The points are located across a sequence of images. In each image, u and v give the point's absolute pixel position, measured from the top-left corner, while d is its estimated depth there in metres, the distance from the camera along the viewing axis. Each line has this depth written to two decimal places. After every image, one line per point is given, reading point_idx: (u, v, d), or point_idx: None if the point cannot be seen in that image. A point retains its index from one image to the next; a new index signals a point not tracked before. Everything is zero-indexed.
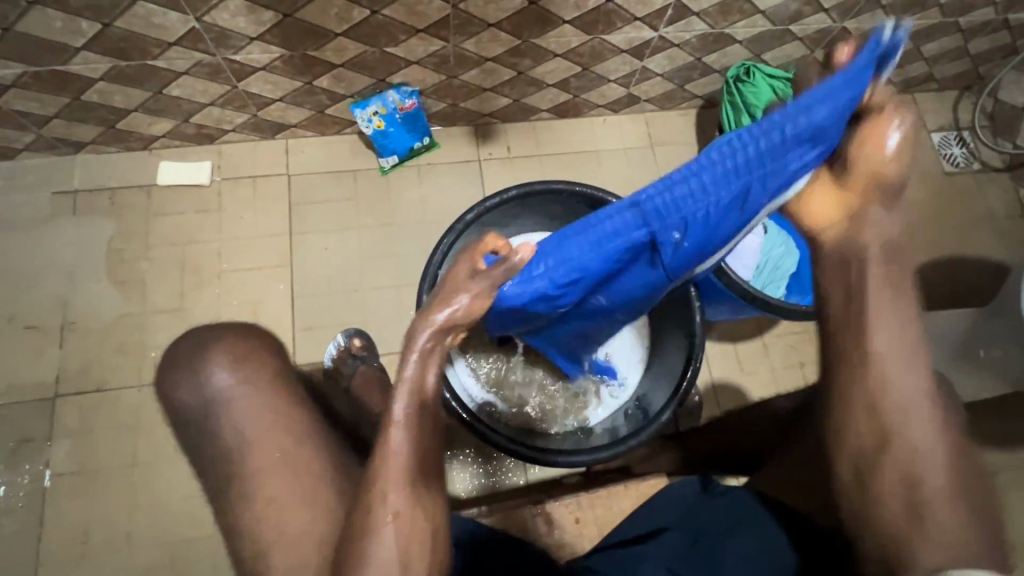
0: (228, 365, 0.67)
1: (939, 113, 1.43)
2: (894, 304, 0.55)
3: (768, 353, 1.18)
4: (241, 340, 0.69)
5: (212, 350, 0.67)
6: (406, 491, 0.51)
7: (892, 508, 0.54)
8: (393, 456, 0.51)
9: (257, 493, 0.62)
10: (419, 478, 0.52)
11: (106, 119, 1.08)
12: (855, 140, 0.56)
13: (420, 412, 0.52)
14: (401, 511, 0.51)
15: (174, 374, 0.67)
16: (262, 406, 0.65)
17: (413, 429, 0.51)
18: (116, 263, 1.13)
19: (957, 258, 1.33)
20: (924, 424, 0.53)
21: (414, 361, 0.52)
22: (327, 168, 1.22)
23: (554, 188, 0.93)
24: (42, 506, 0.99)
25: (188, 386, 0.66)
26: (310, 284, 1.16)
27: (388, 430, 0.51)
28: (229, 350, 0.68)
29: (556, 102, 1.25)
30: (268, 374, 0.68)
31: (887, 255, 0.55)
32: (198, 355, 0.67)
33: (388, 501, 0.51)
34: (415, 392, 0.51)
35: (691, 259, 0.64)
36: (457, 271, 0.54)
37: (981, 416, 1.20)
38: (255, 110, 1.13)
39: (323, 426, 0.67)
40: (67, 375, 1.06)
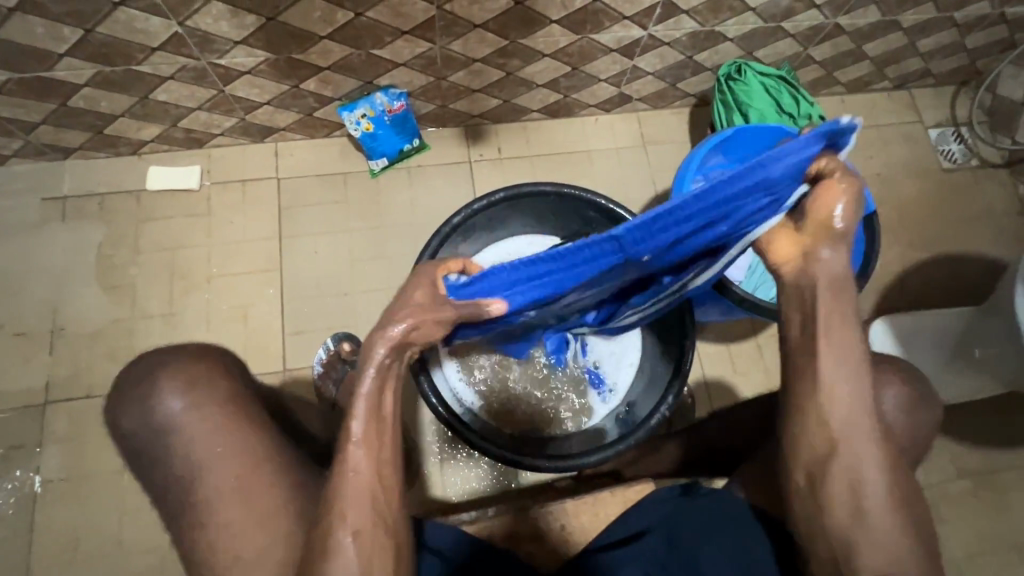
0: (176, 393, 0.70)
1: (936, 109, 1.41)
2: (842, 329, 0.59)
3: (762, 354, 1.17)
4: (190, 366, 0.72)
5: (159, 378, 0.71)
6: (366, 508, 0.53)
7: (840, 514, 0.61)
8: (352, 472, 0.54)
9: (212, 518, 0.66)
10: (378, 495, 0.54)
11: (94, 125, 1.08)
12: (811, 195, 0.57)
13: (378, 431, 0.55)
14: (361, 529, 0.53)
15: (127, 403, 0.71)
16: (211, 431, 0.69)
17: (371, 447, 0.54)
18: (106, 269, 1.13)
19: (954, 256, 1.31)
20: (868, 440, 0.60)
21: (369, 378, 0.54)
22: (316, 171, 1.21)
23: (542, 190, 0.92)
24: (33, 512, 0.99)
25: (132, 416, 0.71)
26: (299, 288, 1.15)
27: (346, 449, 0.54)
28: (177, 379, 0.71)
29: (546, 102, 1.24)
30: (218, 400, 0.71)
31: (835, 288, 0.58)
32: (147, 384, 0.71)
33: (345, 518, 0.53)
34: (369, 414, 0.54)
35: (642, 271, 0.70)
36: (412, 297, 0.57)
37: (979, 416, 1.18)
38: (243, 113, 1.12)
39: (277, 449, 0.71)
40: (57, 382, 1.06)
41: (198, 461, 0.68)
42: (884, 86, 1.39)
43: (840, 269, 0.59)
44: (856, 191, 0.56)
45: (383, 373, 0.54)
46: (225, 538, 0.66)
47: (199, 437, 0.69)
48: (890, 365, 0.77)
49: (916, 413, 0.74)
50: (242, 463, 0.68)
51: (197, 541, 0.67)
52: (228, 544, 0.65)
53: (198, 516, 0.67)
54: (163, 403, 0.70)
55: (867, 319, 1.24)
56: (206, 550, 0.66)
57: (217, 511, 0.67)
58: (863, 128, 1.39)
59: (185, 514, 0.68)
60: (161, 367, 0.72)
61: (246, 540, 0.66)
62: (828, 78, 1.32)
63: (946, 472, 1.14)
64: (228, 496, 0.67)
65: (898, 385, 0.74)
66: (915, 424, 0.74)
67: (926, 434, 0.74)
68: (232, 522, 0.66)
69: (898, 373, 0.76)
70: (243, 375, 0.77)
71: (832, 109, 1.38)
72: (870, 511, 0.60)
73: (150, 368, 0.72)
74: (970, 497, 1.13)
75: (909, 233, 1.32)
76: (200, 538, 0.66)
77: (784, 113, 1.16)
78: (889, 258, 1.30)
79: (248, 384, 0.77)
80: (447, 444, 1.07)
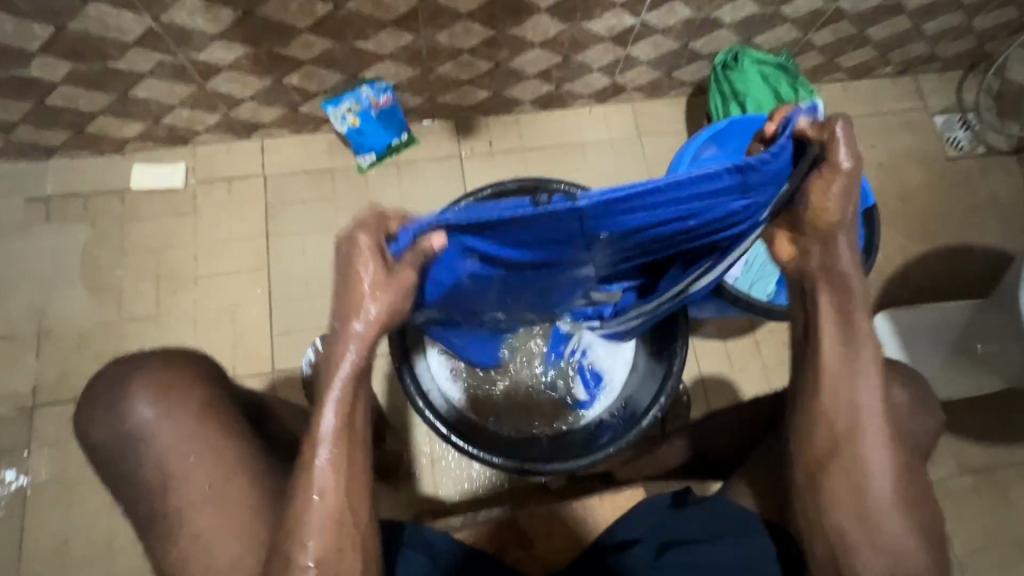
0: (146, 399, 0.69)
1: (942, 94, 1.37)
2: (840, 332, 0.62)
3: (760, 350, 1.15)
4: (160, 372, 0.71)
5: (130, 385, 0.70)
6: (330, 535, 0.55)
7: (839, 511, 0.62)
8: (317, 499, 0.55)
9: (187, 527, 0.65)
10: (343, 521, 0.55)
11: (74, 123, 1.06)
12: (804, 186, 0.60)
13: (344, 453, 0.56)
14: (324, 557, 0.54)
15: (99, 411, 0.70)
16: (186, 436, 0.68)
17: (339, 473, 0.55)
18: (91, 270, 1.12)
19: (959, 247, 1.28)
20: (872, 440, 0.61)
21: (349, 364, 0.55)
22: (304, 168, 1.19)
23: (530, 186, 0.88)
24: (23, 516, 0.99)
25: (101, 425, 0.70)
26: (286, 288, 1.14)
27: (311, 474, 0.55)
28: (149, 385, 0.70)
29: (538, 93, 1.21)
30: (191, 408, 0.69)
31: (833, 286, 0.62)
32: (117, 392, 0.70)
33: (306, 546, 0.54)
34: (341, 428, 0.56)
35: (610, 257, 0.66)
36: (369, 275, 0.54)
37: (982, 412, 1.16)
38: (227, 110, 1.10)
39: (253, 457, 0.69)
40: (44, 385, 1.05)
41: (176, 470, 0.67)
42: (888, 72, 1.35)
43: (833, 271, 0.62)
44: (848, 182, 0.58)
45: (352, 384, 0.56)
46: (201, 547, 0.65)
47: (170, 445, 0.68)
48: (890, 364, 0.75)
49: (916, 415, 0.72)
50: (215, 470, 0.67)
51: (173, 551, 0.65)
52: (206, 553, 0.64)
53: (176, 524, 0.66)
54: (133, 410, 0.69)
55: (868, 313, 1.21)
56: (178, 559, 0.65)
57: (190, 520, 0.66)
58: (866, 116, 1.34)
59: (158, 523, 0.66)
60: (132, 372, 0.71)
61: (221, 548, 0.64)
62: (829, 65, 1.28)
63: (948, 469, 1.12)
64: (202, 504, 0.66)
65: (898, 386, 0.72)
66: (914, 426, 0.71)
67: (926, 436, 0.72)
68: (204, 531, 0.65)
69: (898, 373, 0.74)
70: (220, 378, 0.76)
71: (834, 97, 1.34)
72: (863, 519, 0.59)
73: (121, 375, 0.71)
74: (972, 494, 1.11)
75: (912, 223, 1.29)
76: (170, 548, 0.65)
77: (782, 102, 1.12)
78: (892, 251, 1.26)
79: (226, 388, 0.75)
80: (439, 445, 1.05)
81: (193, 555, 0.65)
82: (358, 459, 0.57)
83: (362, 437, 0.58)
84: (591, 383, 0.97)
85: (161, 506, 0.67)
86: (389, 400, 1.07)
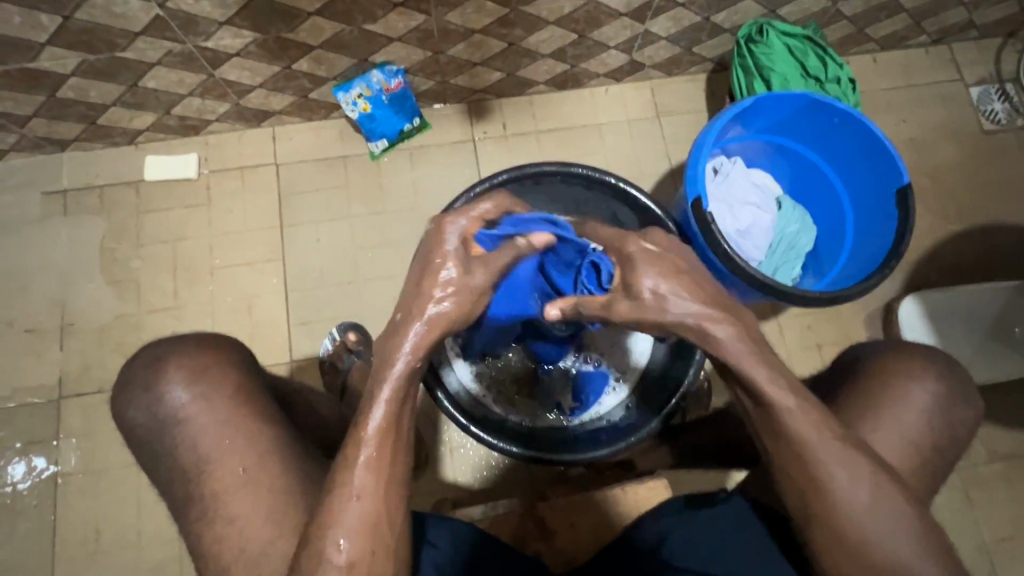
0: (183, 382, 0.68)
1: (979, 64, 1.30)
2: None
3: (783, 335, 1.13)
4: (197, 355, 0.70)
5: (167, 369, 0.69)
6: (364, 537, 0.53)
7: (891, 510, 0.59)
8: (354, 500, 0.53)
9: (220, 512, 0.63)
10: (379, 527, 0.53)
11: (86, 115, 1.05)
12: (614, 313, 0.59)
13: (384, 456, 0.54)
14: (356, 560, 0.53)
15: (131, 391, 0.69)
16: (218, 420, 0.66)
17: (377, 473, 0.54)
18: (108, 263, 1.12)
19: (994, 226, 1.22)
20: None
21: (403, 361, 0.54)
22: (316, 155, 1.17)
23: (547, 171, 0.90)
24: (54, 503, 1.02)
25: (139, 407, 0.68)
26: (302, 277, 1.13)
27: (351, 472, 0.54)
28: (185, 366, 0.69)
29: (553, 73, 1.17)
30: (221, 393, 0.68)
31: None
32: (154, 373, 0.69)
33: (339, 545, 0.53)
34: (385, 430, 0.54)
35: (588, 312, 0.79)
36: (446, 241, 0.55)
37: (1013, 397, 1.12)
38: (236, 98, 1.08)
39: (282, 441, 0.67)
40: (68, 377, 1.07)
41: (189, 471, 0.66)
42: (921, 41, 1.28)
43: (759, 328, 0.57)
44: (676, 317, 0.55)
45: (406, 386, 0.54)
46: (234, 532, 0.63)
47: (204, 428, 0.66)
48: (923, 356, 0.72)
49: (954, 411, 0.69)
50: (249, 452, 0.65)
51: (209, 534, 0.63)
52: (243, 535, 0.62)
53: (210, 508, 0.64)
54: (169, 394, 0.68)
55: (896, 296, 1.16)
56: (213, 543, 0.63)
57: (224, 504, 0.64)
58: (897, 89, 1.28)
59: (194, 504, 0.65)
60: (169, 354, 0.70)
61: (255, 532, 0.62)
62: (858, 35, 1.21)
63: (976, 454, 1.09)
64: (234, 489, 0.64)
65: (931, 378, 0.70)
66: (950, 419, 0.69)
67: (965, 432, 0.69)
68: (237, 517, 0.63)
69: (933, 365, 0.71)
70: (253, 363, 0.74)
71: (863, 70, 1.28)
72: (897, 528, 0.57)
73: (160, 355, 0.70)
74: (1001, 480, 1.08)
75: (945, 201, 1.23)
76: (207, 530, 0.63)
77: (810, 76, 1.09)
78: (922, 230, 1.21)
79: (260, 375, 0.73)
80: (457, 434, 1.05)
81: (227, 539, 0.63)
82: (399, 456, 0.55)
83: (407, 440, 0.56)
84: (598, 383, 0.96)
85: (193, 489, 0.65)
86: None
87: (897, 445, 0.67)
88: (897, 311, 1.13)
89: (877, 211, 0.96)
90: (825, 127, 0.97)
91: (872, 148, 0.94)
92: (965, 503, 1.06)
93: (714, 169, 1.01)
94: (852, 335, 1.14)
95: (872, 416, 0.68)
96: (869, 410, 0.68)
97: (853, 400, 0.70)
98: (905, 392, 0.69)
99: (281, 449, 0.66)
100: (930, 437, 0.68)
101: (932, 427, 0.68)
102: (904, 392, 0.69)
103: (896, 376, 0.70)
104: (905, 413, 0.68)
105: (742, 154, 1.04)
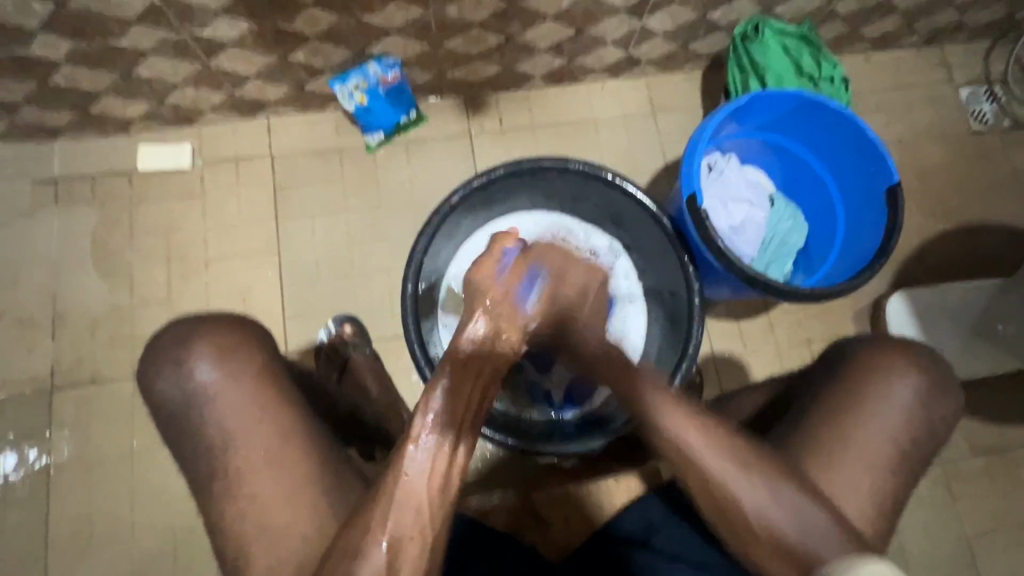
0: (210, 359, 0.66)
1: (968, 65, 1.32)
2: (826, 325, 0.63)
3: (773, 330, 1.15)
4: (227, 333, 0.69)
5: (175, 353, 0.67)
6: (409, 517, 0.53)
7: None
8: (404, 477, 0.55)
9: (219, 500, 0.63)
10: (424, 506, 0.54)
11: (78, 104, 1.04)
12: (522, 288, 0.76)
13: (440, 439, 0.57)
14: (398, 540, 0.53)
15: (157, 367, 0.67)
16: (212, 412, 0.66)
17: (432, 453, 0.56)
18: (102, 253, 1.11)
19: (979, 224, 1.25)
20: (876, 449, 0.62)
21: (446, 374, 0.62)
22: (311, 147, 1.17)
23: (544, 165, 0.92)
24: (47, 495, 1.01)
25: (154, 389, 0.66)
26: (298, 269, 1.13)
27: (406, 450, 0.56)
28: (213, 344, 0.68)
29: (549, 68, 1.17)
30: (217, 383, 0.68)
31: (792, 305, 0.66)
32: (182, 349, 0.67)
33: (386, 521, 0.53)
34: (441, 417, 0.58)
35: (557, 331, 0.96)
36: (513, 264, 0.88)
37: (994, 392, 1.15)
38: (231, 88, 1.07)
39: None
40: (61, 368, 1.06)
41: (181, 463, 0.65)
42: (913, 42, 1.30)
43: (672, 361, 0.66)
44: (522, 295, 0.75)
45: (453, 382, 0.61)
46: (245, 516, 0.61)
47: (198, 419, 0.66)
48: (912, 352, 0.73)
49: (941, 407, 0.70)
50: (265, 435, 0.64)
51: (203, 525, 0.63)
52: (248, 522, 0.60)
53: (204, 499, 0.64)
54: (197, 368, 0.66)
55: (884, 293, 1.19)
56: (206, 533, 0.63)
57: (229, 492, 0.62)
58: (888, 90, 1.30)
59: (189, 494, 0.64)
60: (198, 331, 0.69)
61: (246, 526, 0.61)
62: (852, 35, 1.23)
63: (958, 448, 1.12)
64: (247, 473, 0.62)
65: (921, 376, 0.71)
66: (937, 412, 0.70)
67: (951, 427, 0.71)
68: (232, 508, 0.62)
69: (918, 360, 0.72)
70: (270, 346, 0.73)
71: (856, 69, 1.29)
72: None
73: (191, 330, 0.69)
74: (981, 473, 1.11)
75: (932, 201, 1.25)
76: (208, 518, 0.62)
77: (805, 75, 1.10)
78: (909, 229, 1.24)
79: (279, 355, 0.72)
80: None
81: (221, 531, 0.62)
82: (459, 439, 0.59)
83: (466, 425, 0.60)
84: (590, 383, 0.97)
85: (196, 476, 0.64)
86: (403, 385, 1.09)
87: (888, 439, 0.68)
88: (884, 308, 1.15)
89: (866, 206, 0.97)
90: (817, 125, 0.98)
91: (862, 146, 0.95)
92: (946, 496, 1.09)
93: (710, 166, 1.02)
94: (840, 331, 1.16)
95: (861, 408, 0.69)
96: (855, 401, 0.70)
97: (839, 391, 0.71)
98: (889, 386, 0.70)
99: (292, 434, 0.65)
100: (918, 432, 0.69)
101: (919, 420, 0.69)
102: (887, 384, 0.71)
103: (886, 371, 0.71)
104: (892, 408, 0.69)
105: (736, 151, 1.06)
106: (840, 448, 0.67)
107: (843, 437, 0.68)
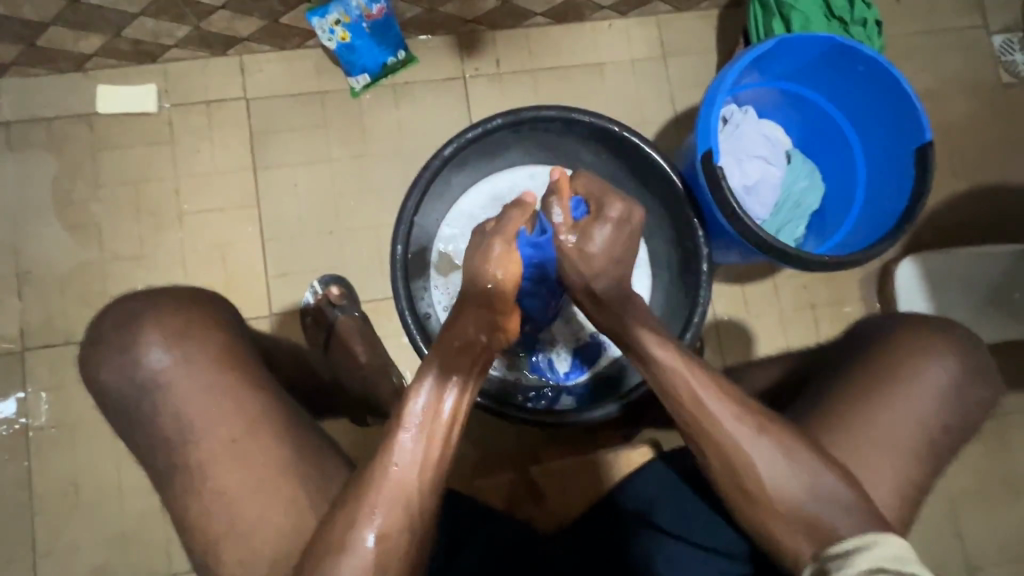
0: (160, 344, 0.61)
1: (1005, 9, 1.21)
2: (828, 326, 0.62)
3: (779, 294, 1.11)
4: (177, 314, 0.63)
5: (141, 327, 0.62)
6: (397, 511, 0.52)
7: None
8: (394, 468, 0.53)
9: (197, 482, 0.59)
10: (410, 498, 0.52)
11: (22, 35, 0.92)
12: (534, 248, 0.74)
13: (430, 426, 0.55)
14: (386, 533, 0.51)
15: (103, 353, 0.62)
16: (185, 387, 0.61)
17: (423, 440, 0.54)
18: (65, 205, 1.03)
19: (1000, 185, 1.19)
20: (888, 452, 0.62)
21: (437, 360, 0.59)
22: (290, 90, 1.07)
23: (546, 116, 0.84)
24: (28, 456, 0.98)
25: (121, 365, 0.61)
26: (279, 225, 1.06)
27: (395, 441, 0.54)
28: (159, 327, 0.62)
29: (552, 2, 1.06)
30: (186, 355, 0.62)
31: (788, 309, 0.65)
32: (127, 334, 0.62)
33: (374, 513, 0.52)
34: (430, 403, 0.56)
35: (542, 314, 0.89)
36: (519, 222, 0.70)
37: (1002, 358, 1.13)
38: (196, 20, 0.96)
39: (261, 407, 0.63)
40: (31, 326, 1.01)
41: (155, 442, 0.61)
42: None
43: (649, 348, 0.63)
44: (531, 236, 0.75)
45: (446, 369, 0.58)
46: (228, 496, 0.58)
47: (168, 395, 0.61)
48: (944, 334, 0.69)
49: (970, 388, 0.66)
50: (249, 415, 0.60)
51: (182, 510, 0.59)
52: (233, 502, 0.57)
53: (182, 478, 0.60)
54: (150, 353, 0.61)
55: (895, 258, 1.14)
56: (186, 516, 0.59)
57: (212, 474, 0.58)
58: (918, 35, 1.20)
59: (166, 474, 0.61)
60: (146, 312, 0.63)
61: (227, 510, 0.58)
62: None
63: None
64: (229, 456, 0.58)
65: (953, 358, 0.67)
66: (965, 398, 0.66)
67: (978, 412, 0.67)
68: (209, 492, 0.58)
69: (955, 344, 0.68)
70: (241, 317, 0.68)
71: (885, 11, 1.19)
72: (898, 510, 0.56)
73: (140, 311, 0.63)
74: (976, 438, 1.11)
75: (954, 159, 1.19)
76: (187, 500, 0.59)
77: (834, 17, 1.00)
78: None
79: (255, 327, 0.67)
80: None
81: (200, 514, 0.58)
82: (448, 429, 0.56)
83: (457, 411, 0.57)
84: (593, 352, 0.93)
85: (173, 456, 0.60)
86: (395, 349, 1.04)
87: (910, 421, 0.65)
88: (894, 273, 1.10)
89: (890, 166, 0.91)
90: (846, 75, 0.90)
91: (893, 101, 0.87)
92: None
93: (725, 119, 0.95)
94: (847, 295, 1.13)
95: (881, 389, 0.66)
96: (871, 384, 0.66)
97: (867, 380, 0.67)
98: (911, 368, 0.67)
99: (278, 415, 0.61)
100: (942, 416, 0.65)
101: (944, 406, 0.66)
102: (912, 365, 0.67)
103: (918, 355, 0.67)
104: (916, 392, 0.65)
105: (754, 103, 0.98)
106: (855, 429, 0.64)
107: (855, 416, 0.65)
